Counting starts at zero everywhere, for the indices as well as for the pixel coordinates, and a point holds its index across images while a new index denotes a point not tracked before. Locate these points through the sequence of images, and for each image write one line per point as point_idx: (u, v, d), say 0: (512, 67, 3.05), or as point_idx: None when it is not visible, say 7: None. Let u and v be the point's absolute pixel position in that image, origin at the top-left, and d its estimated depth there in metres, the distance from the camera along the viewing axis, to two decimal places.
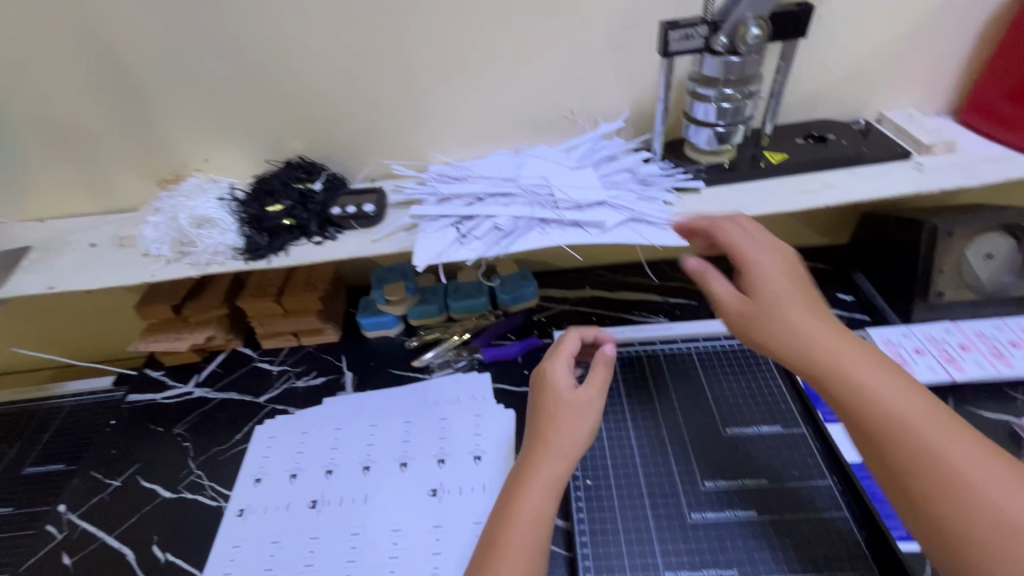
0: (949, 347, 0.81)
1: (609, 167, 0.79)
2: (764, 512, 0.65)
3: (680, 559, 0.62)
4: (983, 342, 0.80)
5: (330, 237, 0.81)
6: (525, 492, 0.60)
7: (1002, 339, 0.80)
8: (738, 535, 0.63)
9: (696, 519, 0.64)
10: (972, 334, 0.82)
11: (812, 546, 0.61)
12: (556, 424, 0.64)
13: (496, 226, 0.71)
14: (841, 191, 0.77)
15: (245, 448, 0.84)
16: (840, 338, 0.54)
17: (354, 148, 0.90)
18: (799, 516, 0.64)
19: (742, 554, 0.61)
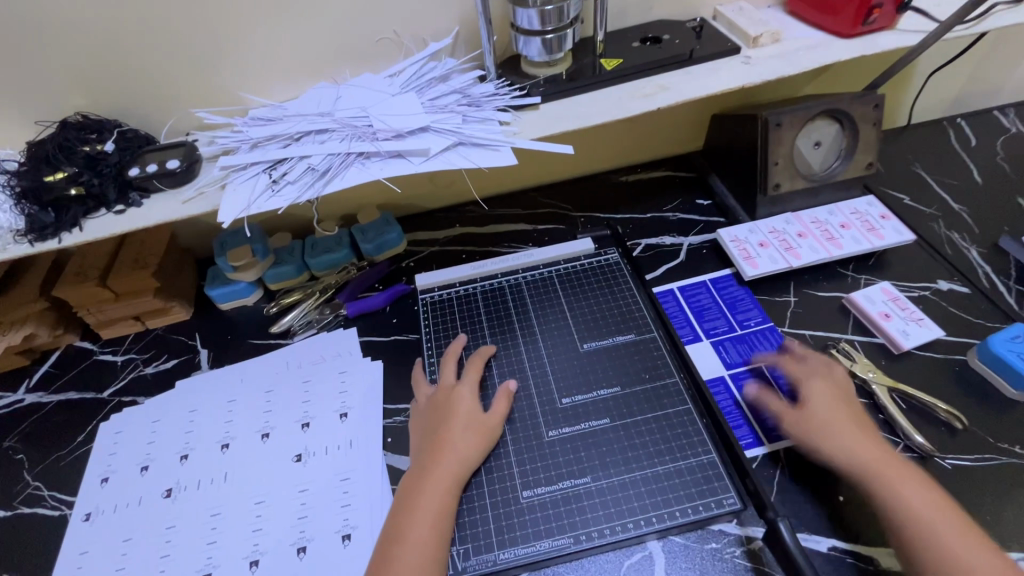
0: (788, 237, 0.85)
1: (436, 90, 0.74)
2: (611, 424, 0.67)
3: (537, 478, 0.63)
4: (816, 228, 0.85)
5: (133, 203, 0.71)
6: (419, 497, 0.59)
7: (831, 223, 0.86)
8: (594, 447, 0.65)
9: (551, 438, 0.66)
10: (810, 222, 0.86)
11: (658, 443, 0.65)
12: (451, 442, 0.63)
13: (310, 168, 0.65)
14: (674, 92, 0.76)
15: (89, 449, 0.77)
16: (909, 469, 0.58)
17: (149, 97, 0.77)
18: (638, 418, 0.67)
19: (595, 461, 0.64)
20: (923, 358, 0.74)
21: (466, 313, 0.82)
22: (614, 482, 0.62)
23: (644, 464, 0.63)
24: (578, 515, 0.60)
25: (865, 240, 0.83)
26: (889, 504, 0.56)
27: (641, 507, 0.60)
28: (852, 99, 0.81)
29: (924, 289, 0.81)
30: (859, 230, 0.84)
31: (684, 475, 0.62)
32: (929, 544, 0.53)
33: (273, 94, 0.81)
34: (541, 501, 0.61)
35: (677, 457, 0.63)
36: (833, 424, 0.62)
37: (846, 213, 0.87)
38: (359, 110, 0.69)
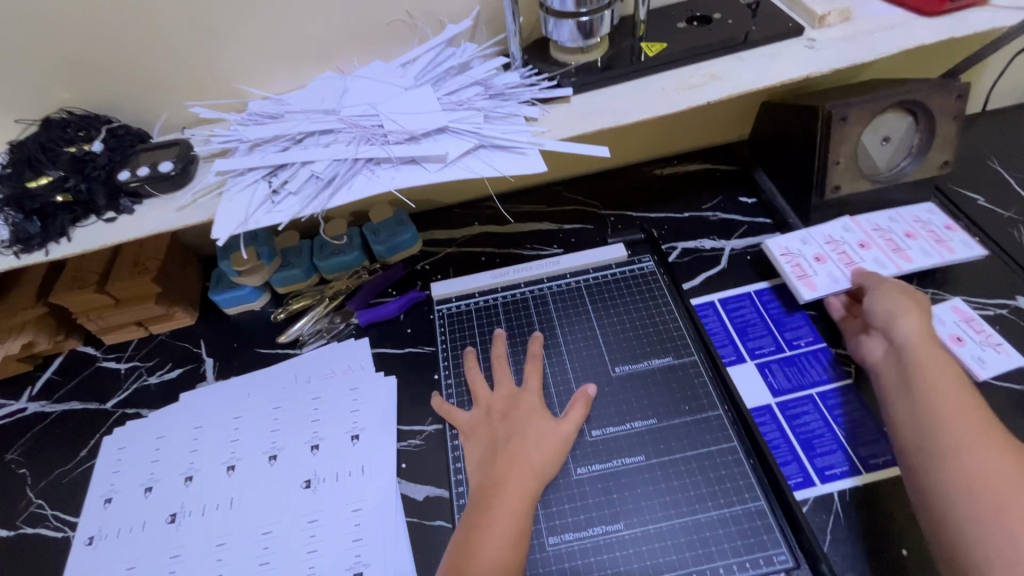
0: (849, 249, 0.75)
1: (455, 82, 0.65)
2: (646, 462, 0.61)
3: (565, 523, 0.58)
4: (878, 237, 0.75)
5: (124, 210, 0.65)
6: (489, 514, 0.56)
7: (895, 232, 0.76)
8: (627, 488, 0.59)
9: (580, 476, 0.61)
10: (870, 229, 0.76)
11: (699, 488, 0.59)
12: (523, 455, 0.60)
13: (313, 175, 0.58)
14: (726, 82, 0.66)
15: (93, 465, 0.74)
16: (964, 398, 0.54)
17: (140, 88, 0.70)
18: (676, 457, 0.61)
19: (628, 506, 0.58)
20: (999, 389, 0.65)
21: (486, 327, 0.76)
22: (650, 530, 0.57)
23: (685, 510, 0.57)
24: (611, 567, 0.55)
25: (935, 252, 0.73)
26: (918, 401, 0.56)
27: (680, 561, 0.55)
28: (931, 89, 0.70)
29: (1001, 307, 0.72)
30: (926, 241, 0.75)
31: (729, 526, 0.56)
32: (944, 437, 0.52)
33: (273, 85, 0.73)
34: (569, 550, 0.56)
35: (721, 505, 0.57)
36: (900, 316, 0.63)
37: (910, 221, 0.77)
38: (367, 107, 0.61)
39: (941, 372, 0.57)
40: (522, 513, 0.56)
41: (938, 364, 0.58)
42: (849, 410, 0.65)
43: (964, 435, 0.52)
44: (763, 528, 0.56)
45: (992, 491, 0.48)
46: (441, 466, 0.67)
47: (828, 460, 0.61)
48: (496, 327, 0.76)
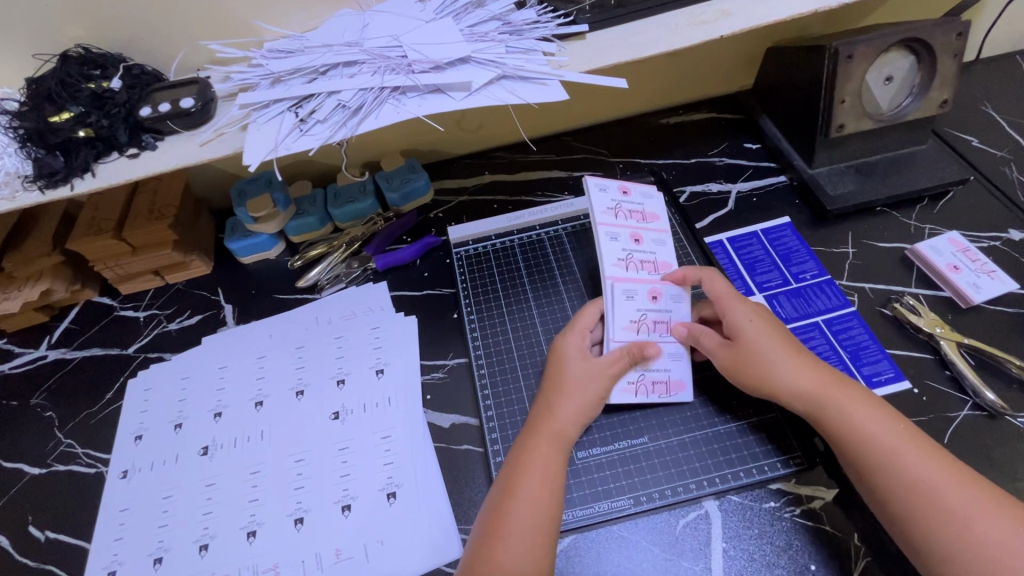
0: (649, 312, 0.63)
1: (474, 16, 0.66)
2: None
3: (591, 439, 0.61)
4: (635, 269, 0.63)
5: (146, 146, 0.65)
6: (529, 459, 0.56)
7: (629, 246, 0.64)
8: (649, 407, 0.63)
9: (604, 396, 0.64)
10: (624, 265, 0.63)
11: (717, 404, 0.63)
12: (563, 402, 0.59)
13: (340, 104, 0.59)
14: (737, 18, 0.68)
15: (119, 406, 0.75)
16: (850, 397, 0.54)
17: (154, 26, 0.70)
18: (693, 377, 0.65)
19: (652, 421, 0.62)
20: (993, 313, 0.69)
21: (504, 267, 0.78)
22: (672, 443, 0.61)
23: (704, 423, 0.62)
24: (638, 476, 0.59)
25: (659, 235, 0.66)
26: (835, 431, 0.53)
27: (701, 468, 0.59)
28: (934, 26, 0.72)
29: (994, 240, 0.76)
30: (643, 224, 0.66)
31: (745, 435, 0.61)
32: (876, 459, 0.51)
33: (290, 24, 0.72)
34: (597, 462, 0.60)
35: (737, 418, 0.62)
36: (756, 341, 0.59)
37: (616, 219, 0.64)
38: (390, 39, 0.62)
39: (858, 411, 0.53)
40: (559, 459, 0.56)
41: (849, 401, 0.54)
42: (852, 334, 0.69)
43: (886, 445, 0.51)
44: (776, 436, 0.60)
45: (942, 496, 0.48)
46: (468, 393, 0.70)
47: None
48: (514, 267, 0.78)
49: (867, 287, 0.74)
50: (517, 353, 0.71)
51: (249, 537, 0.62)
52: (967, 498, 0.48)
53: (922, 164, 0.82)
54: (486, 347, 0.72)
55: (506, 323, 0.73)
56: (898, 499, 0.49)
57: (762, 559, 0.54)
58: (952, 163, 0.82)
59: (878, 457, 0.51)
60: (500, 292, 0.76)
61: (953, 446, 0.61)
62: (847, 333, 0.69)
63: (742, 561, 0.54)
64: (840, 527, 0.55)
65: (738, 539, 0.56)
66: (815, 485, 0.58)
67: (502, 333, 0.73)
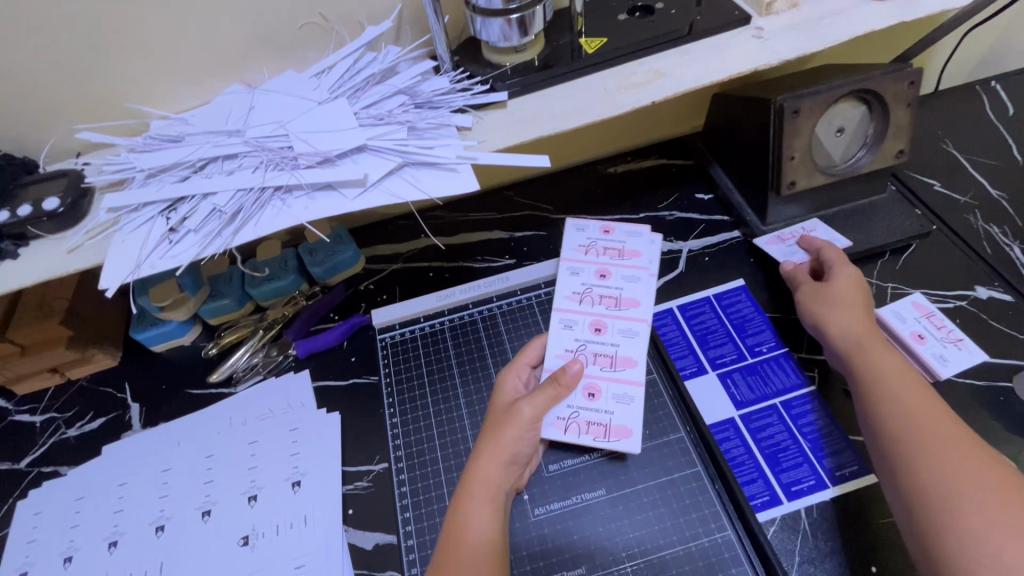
0: (590, 344, 0.65)
1: (376, 91, 0.59)
2: (606, 495, 0.57)
3: (522, 572, 0.54)
4: (591, 302, 0.68)
5: (5, 253, 0.57)
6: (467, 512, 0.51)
7: (589, 281, 0.70)
8: (589, 527, 0.56)
9: (538, 517, 0.57)
10: (576, 297, 0.69)
11: (664, 520, 0.56)
12: (490, 447, 0.54)
13: (215, 209, 0.51)
14: (670, 80, 0.62)
15: (5, 535, 0.66)
16: (899, 369, 0.56)
17: (20, 113, 0.62)
18: (636, 488, 0.58)
19: (589, 547, 0.55)
20: (962, 386, 0.64)
21: (433, 355, 0.71)
22: (613, 572, 0.53)
23: (649, 547, 0.54)
24: None
25: (634, 272, 0.70)
26: (868, 380, 0.57)
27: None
28: (884, 75, 0.66)
29: (960, 299, 0.71)
30: (615, 263, 0.71)
31: (696, 560, 0.53)
32: (901, 416, 0.53)
33: (176, 102, 0.65)
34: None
35: (686, 539, 0.54)
36: (837, 300, 0.64)
37: (583, 256, 0.72)
38: (275, 127, 0.54)
39: (897, 377, 0.56)
40: (494, 515, 0.52)
41: (889, 366, 0.57)
42: (815, 419, 0.62)
43: (920, 416, 0.52)
44: (729, 561, 0.53)
45: (954, 471, 0.48)
46: (389, 511, 0.62)
47: (792, 475, 0.58)
48: (444, 354, 0.71)
49: None
50: (444, 461, 0.63)
51: None
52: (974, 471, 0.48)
53: (881, 216, 0.76)
54: (410, 456, 0.65)
55: (433, 423, 0.66)
56: (903, 449, 0.51)
57: None
58: (912, 214, 0.76)
59: (891, 407, 0.54)
60: (427, 384, 0.69)
61: None
62: (809, 418, 0.62)
63: None
64: None
65: None
66: None
67: (428, 437, 0.65)
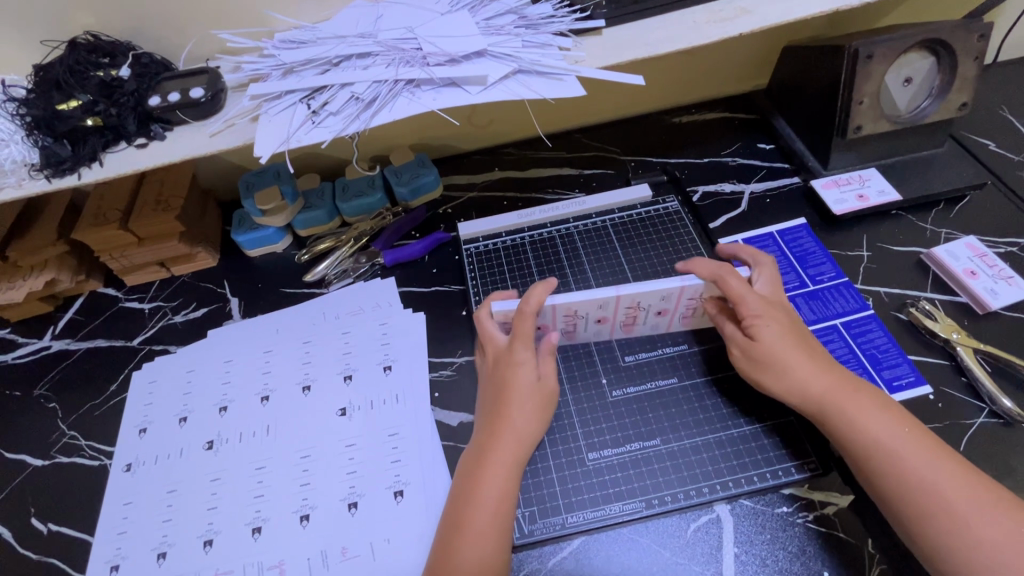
0: (584, 319, 0.65)
1: (488, 9, 0.65)
2: (678, 383, 0.66)
3: (603, 440, 0.63)
4: (625, 310, 0.64)
5: (155, 135, 0.64)
6: (482, 469, 0.56)
7: (651, 309, 0.64)
8: (663, 409, 0.64)
9: (616, 398, 0.66)
10: (627, 304, 0.63)
11: (729, 408, 0.64)
12: (518, 408, 0.58)
13: (354, 96, 0.58)
14: (757, 16, 0.67)
15: (124, 398, 0.74)
16: (860, 399, 0.55)
17: (164, 16, 0.69)
18: (703, 380, 0.66)
19: (663, 424, 0.63)
20: (1011, 320, 0.68)
21: (515, 265, 0.79)
22: (684, 445, 0.62)
23: (718, 426, 0.63)
24: (649, 478, 0.60)
25: (663, 325, 0.69)
26: (841, 428, 0.54)
27: (715, 471, 0.60)
28: (956, 27, 0.71)
29: (1011, 246, 0.75)
30: (679, 315, 0.67)
31: (760, 439, 0.61)
32: (884, 456, 0.52)
33: (300, 14, 0.71)
34: (609, 463, 0.61)
35: (750, 422, 0.63)
36: (789, 351, 0.58)
37: (678, 296, 0.63)
38: (404, 31, 0.61)
39: (859, 414, 0.54)
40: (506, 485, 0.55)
41: (852, 405, 0.54)
42: (872, 338, 0.68)
43: (895, 450, 0.52)
44: (791, 440, 0.61)
45: (960, 507, 0.49)
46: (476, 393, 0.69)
47: None
48: (525, 263, 0.79)
49: (881, 290, 0.73)
50: None
51: (254, 534, 0.62)
52: (966, 496, 0.49)
53: (939, 167, 0.81)
54: None
55: None
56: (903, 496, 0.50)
57: (774, 564, 0.55)
58: (969, 168, 0.81)
59: (884, 456, 0.52)
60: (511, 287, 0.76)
61: (968, 453, 0.60)
62: (866, 336, 0.69)
63: (754, 566, 0.55)
64: (854, 533, 0.56)
65: (749, 545, 0.56)
66: (829, 491, 0.58)
67: None
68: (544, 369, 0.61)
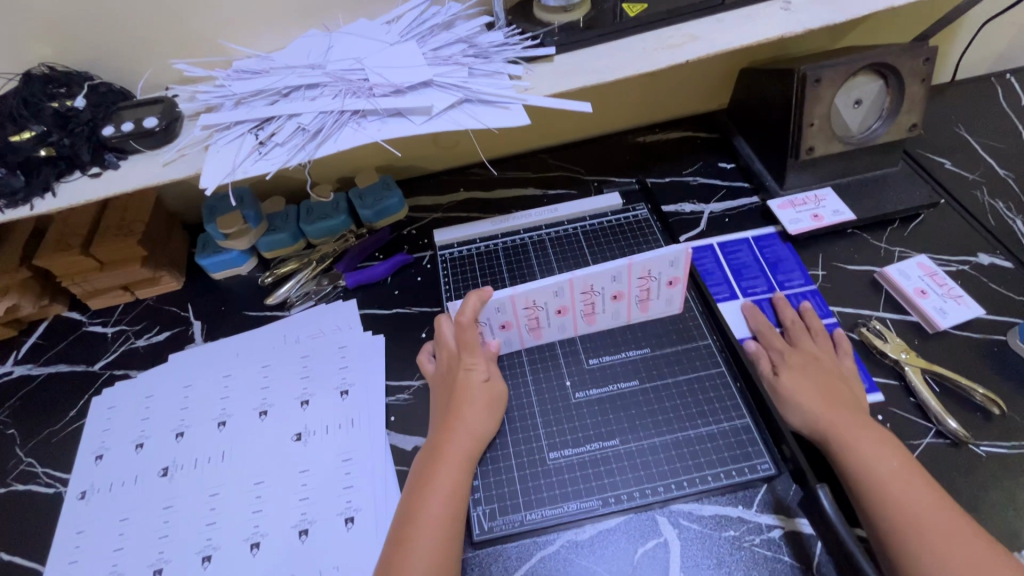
0: (544, 311, 0.67)
1: (437, 39, 0.66)
2: (639, 385, 0.67)
3: (564, 440, 0.63)
4: (582, 296, 0.66)
5: (109, 165, 0.65)
6: (436, 464, 0.57)
7: (607, 290, 0.66)
8: (626, 409, 0.65)
9: (578, 399, 0.66)
10: (581, 290, 0.65)
11: (687, 412, 0.64)
12: (469, 406, 0.61)
13: (301, 127, 0.59)
14: (704, 43, 0.68)
15: (82, 425, 0.74)
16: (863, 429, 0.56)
17: (121, 47, 0.70)
18: (662, 381, 0.67)
19: (624, 424, 0.64)
20: (960, 339, 0.69)
21: (488, 270, 0.80)
22: (643, 446, 0.62)
23: (676, 427, 0.63)
24: (607, 477, 0.61)
25: (624, 313, 0.70)
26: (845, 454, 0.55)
27: (671, 471, 0.60)
28: (902, 51, 0.72)
29: (962, 264, 0.76)
30: (635, 299, 0.69)
31: (717, 439, 0.62)
32: (884, 481, 0.52)
33: (257, 44, 0.72)
34: (569, 463, 0.62)
35: (709, 422, 0.63)
36: (796, 381, 0.61)
37: (630, 275, 0.65)
38: (353, 62, 0.62)
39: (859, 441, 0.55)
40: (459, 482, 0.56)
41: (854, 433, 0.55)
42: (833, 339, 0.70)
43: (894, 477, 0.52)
44: (747, 442, 0.61)
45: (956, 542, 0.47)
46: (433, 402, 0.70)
47: None
48: (497, 269, 0.80)
49: (835, 309, 0.74)
50: None
51: (204, 563, 0.61)
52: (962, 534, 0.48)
53: (894, 186, 0.82)
54: None
55: None
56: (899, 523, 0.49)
57: None
58: (922, 186, 0.82)
59: (882, 482, 0.52)
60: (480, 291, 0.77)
61: None
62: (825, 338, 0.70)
63: None
64: (800, 557, 0.56)
65: (696, 569, 0.56)
66: (777, 513, 0.58)
67: None
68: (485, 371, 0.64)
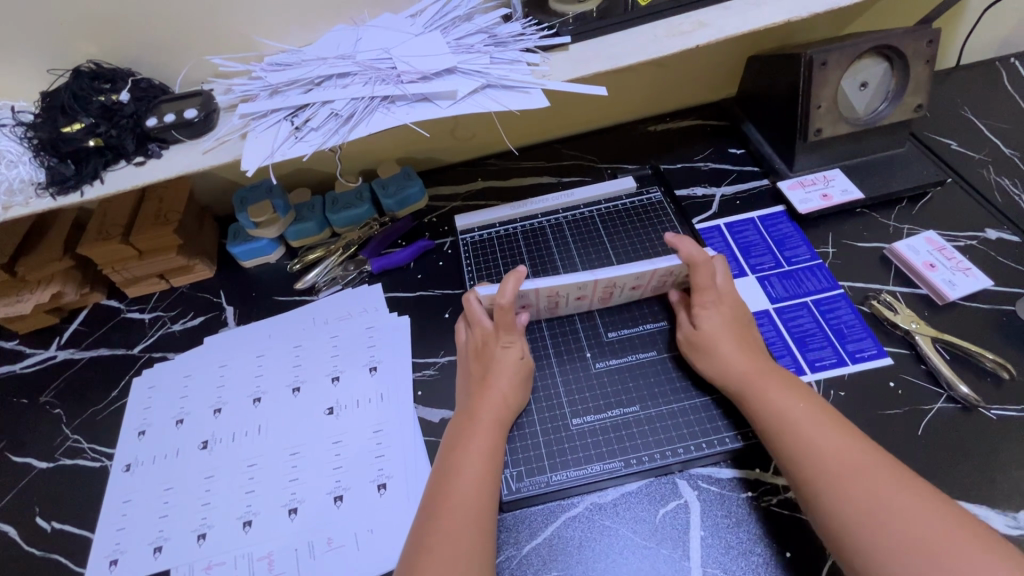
0: (564, 297, 0.69)
1: (459, 30, 0.69)
2: (657, 356, 0.69)
3: (585, 407, 0.66)
4: (602, 289, 0.69)
5: (153, 154, 0.69)
6: (471, 427, 0.60)
7: (626, 285, 0.69)
8: (644, 377, 0.68)
9: (599, 369, 0.69)
10: (603, 285, 0.68)
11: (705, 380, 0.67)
12: (501, 376, 0.64)
13: (334, 113, 0.63)
14: (713, 29, 0.71)
15: (124, 403, 0.78)
16: (772, 380, 0.59)
17: (160, 45, 0.74)
18: (680, 351, 0.69)
19: (643, 391, 0.67)
20: (969, 310, 0.71)
21: (507, 252, 0.83)
22: (663, 411, 0.65)
23: (694, 393, 0.66)
24: (628, 440, 0.63)
25: (638, 296, 0.73)
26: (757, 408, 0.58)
27: (689, 434, 0.63)
28: (905, 33, 0.74)
29: (970, 239, 0.78)
30: (650, 288, 0.72)
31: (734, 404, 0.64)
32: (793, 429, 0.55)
33: (288, 39, 0.76)
34: (591, 428, 0.65)
35: None
36: (719, 341, 0.64)
37: (652, 275, 0.68)
38: (381, 52, 0.66)
39: (772, 392, 0.58)
40: (495, 444, 0.60)
41: (766, 385, 0.59)
42: (841, 313, 0.72)
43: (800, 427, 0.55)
44: None
45: (862, 478, 0.50)
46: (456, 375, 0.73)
47: (816, 354, 0.69)
48: (517, 251, 0.83)
49: (845, 284, 0.76)
50: None
51: (245, 527, 0.65)
52: (874, 470, 0.51)
53: (901, 165, 0.84)
54: None
55: None
56: (812, 470, 0.52)
57: (739, 546, 0.57)
58: (930, 166, 0.84)
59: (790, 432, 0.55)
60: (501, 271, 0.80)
61: (926, 437, 0.63)
62: (834, 312, 0.73)
63: (719, 549, 0.57)
64: None
65: (716, 528, 0.58)
66: None
67: None
68: (519, 347, 0.66)
